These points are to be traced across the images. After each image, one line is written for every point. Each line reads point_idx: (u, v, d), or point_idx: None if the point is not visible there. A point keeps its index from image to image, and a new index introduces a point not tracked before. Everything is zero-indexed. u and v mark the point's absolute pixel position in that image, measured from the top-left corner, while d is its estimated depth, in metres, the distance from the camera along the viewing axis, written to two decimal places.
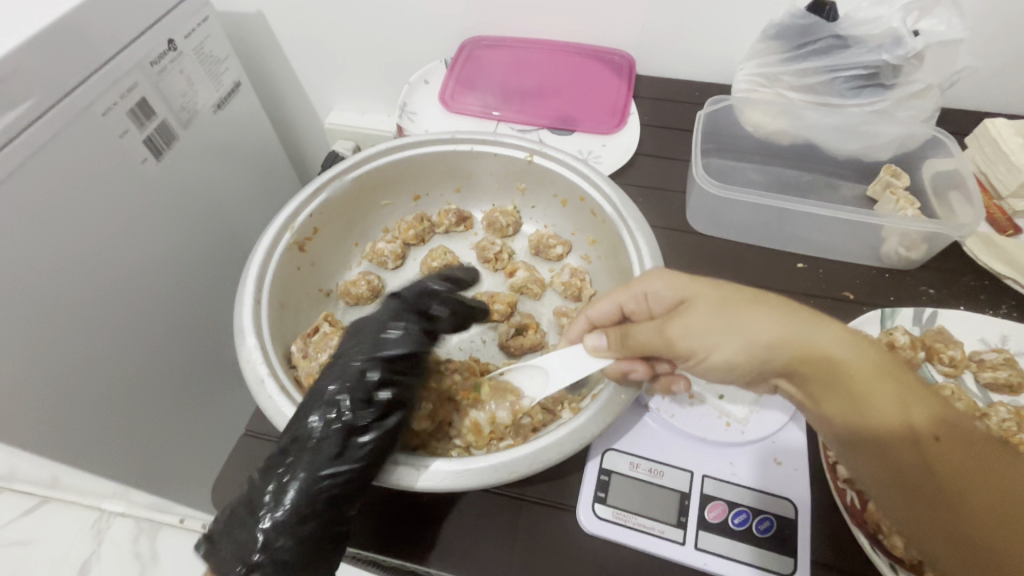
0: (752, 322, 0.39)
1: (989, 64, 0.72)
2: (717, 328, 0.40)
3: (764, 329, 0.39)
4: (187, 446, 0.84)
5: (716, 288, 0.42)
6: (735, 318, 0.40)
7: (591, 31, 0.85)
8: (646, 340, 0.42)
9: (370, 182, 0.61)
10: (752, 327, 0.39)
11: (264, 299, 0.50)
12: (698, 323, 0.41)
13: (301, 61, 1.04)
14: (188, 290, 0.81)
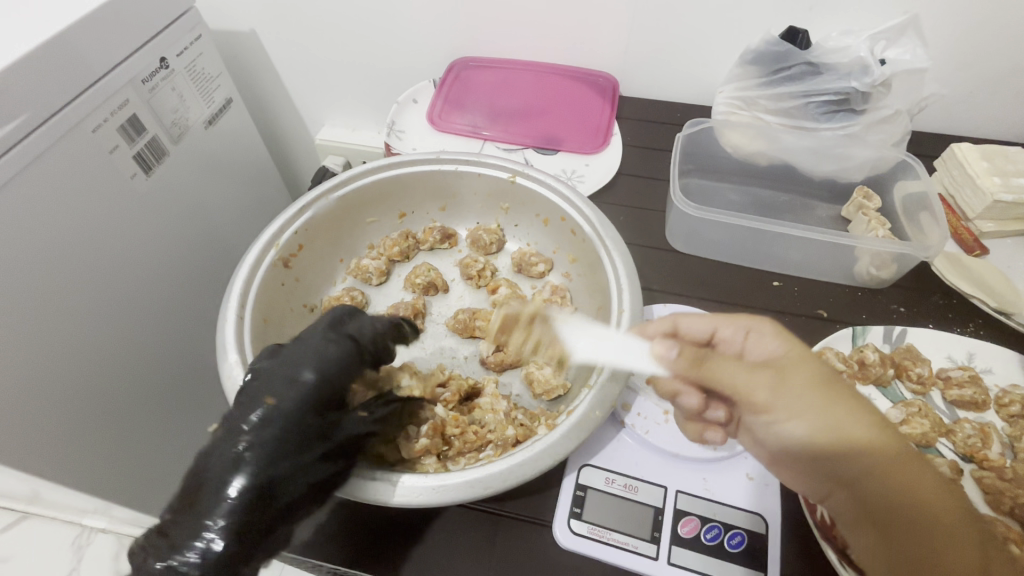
0: (853, 413, 0.40)
1: (955, 91, 0.75)
2: (803, 402, 0.40)
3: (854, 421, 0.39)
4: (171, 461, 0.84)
5: (814, 367, 0.42)
6: (839, 400, 0.40)
7: (577, 54, 0.87)
8: (721, 379, 0.41)
9: (357, 200, 0.62)
10: (842, 416, 0.40)
11: (248, 315, 0.51)
12: (798, 393, 0.40)
13: (293, 78, 1.06)
14: (174, 304, 0.82)
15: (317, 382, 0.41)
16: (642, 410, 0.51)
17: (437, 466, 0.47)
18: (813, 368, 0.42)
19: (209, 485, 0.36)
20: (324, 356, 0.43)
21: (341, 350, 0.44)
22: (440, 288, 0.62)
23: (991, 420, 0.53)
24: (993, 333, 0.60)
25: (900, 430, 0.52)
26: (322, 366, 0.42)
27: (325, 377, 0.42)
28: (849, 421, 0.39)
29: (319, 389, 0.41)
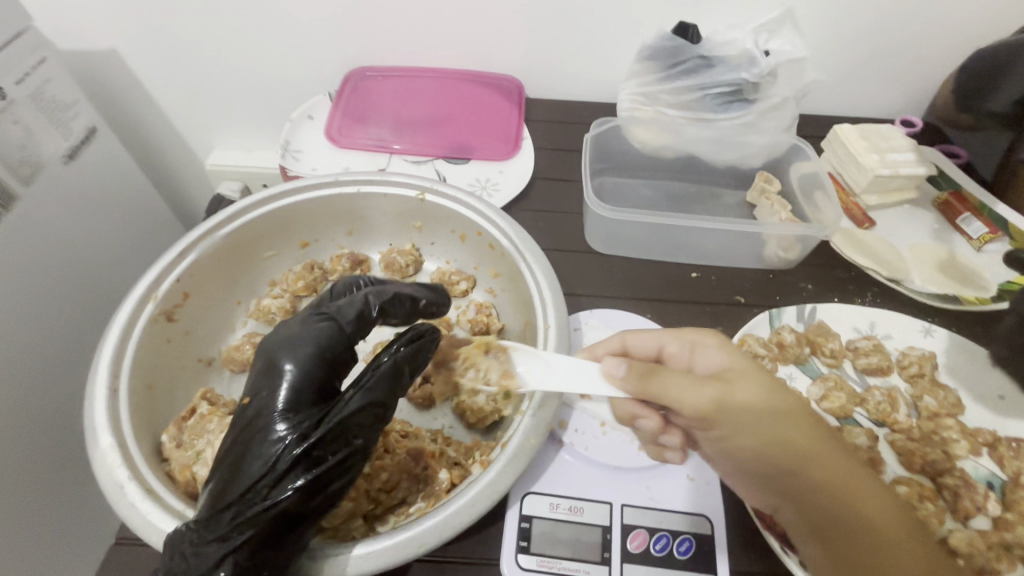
0: (794, 424, 0.41)
1: (832, 75, 0.80)
2: (759, 415, 0.41)
3: (799, 429, 0.41)
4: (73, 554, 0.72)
5: (768, 378, 0.43)
6: (767, 419, 0.41)
7: (477, 58, 0.85)
8: (665, 396, 0.42)
9: (249, 234, 0.56)
10: (796, 426, 0.41)
11: (124, 385, 0.43)
12: (726, 408, 0.41)
13: (170, 99, 0.95)
14: (59, 371, 0.69)
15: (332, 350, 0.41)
16: (578, 425, 0.50)
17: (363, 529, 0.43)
18: (760, 373, 0.44)
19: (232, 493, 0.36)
20: (297, 338, 0.40)
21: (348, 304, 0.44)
22: None
23: (896, 382, 0.57)
24: (888, 300, 0.64)
25: (820, 405, 0.54)
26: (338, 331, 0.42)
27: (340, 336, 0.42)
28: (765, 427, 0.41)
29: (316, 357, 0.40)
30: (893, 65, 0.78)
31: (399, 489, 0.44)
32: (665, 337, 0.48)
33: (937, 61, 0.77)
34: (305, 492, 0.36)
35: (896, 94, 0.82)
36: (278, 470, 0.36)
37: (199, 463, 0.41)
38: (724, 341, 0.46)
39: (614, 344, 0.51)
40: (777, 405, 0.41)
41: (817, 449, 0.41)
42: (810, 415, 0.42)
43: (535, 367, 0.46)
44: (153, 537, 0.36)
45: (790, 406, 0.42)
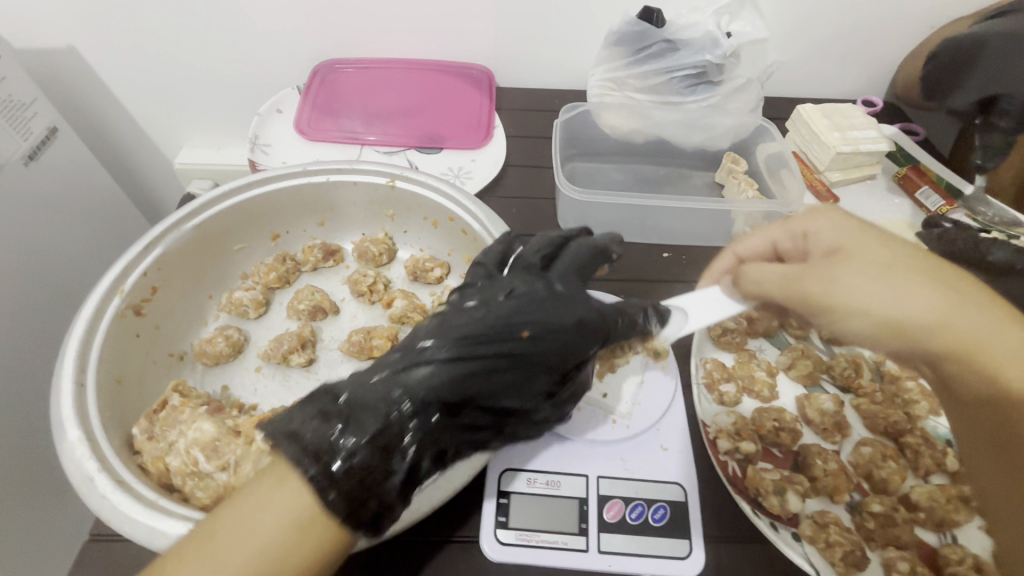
0: (907, 298, 0.37)
1: (793, 57, 0.82)
2: (894, 287, 0.37)
3: (918, 305, 0.36)
4: (54, 562, 0.70)
5: (920, 261, 0.39)
6: (893, 281, 0.37)
7: (445, 47, 0.85)
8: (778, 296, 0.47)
9: (217, 226, 0.55)
10: (908, 297, 0.37)
11: (91, 379, 0.42)
12: (862, 272, 0.38)
13: (134, 96, 0.93)
14: (26, 377, 0.67)
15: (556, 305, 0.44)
16: None
17: None
18: (898, 266, 0.38)
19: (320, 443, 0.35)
20: (456, 304, 0.44)
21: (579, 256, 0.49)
22: (329, 310, 0.57)
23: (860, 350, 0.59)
24: None
25: (789, 374, 0.56)
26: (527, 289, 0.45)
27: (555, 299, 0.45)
28: (906, 300, 0.37)
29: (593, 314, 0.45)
30: (852, 46, 0.80)
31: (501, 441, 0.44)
32: (774, 234, 0.47)
33: (893, 42, 0.80)
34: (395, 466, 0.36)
35: (856, 75, 0.84)
36: (394, 433, 0.37)
37: (172, 453, 0.41)
38: (831, 220, 0.42)
39: (726, 262, 0.51)
40: (884, 275, 0.38)
41: (965, 307, 0.36)
42: (910, 279, 0.37)
43: (675, 321, 0.50)
44: (126, 528, 0.36)
45: (940, 264, 0.39)
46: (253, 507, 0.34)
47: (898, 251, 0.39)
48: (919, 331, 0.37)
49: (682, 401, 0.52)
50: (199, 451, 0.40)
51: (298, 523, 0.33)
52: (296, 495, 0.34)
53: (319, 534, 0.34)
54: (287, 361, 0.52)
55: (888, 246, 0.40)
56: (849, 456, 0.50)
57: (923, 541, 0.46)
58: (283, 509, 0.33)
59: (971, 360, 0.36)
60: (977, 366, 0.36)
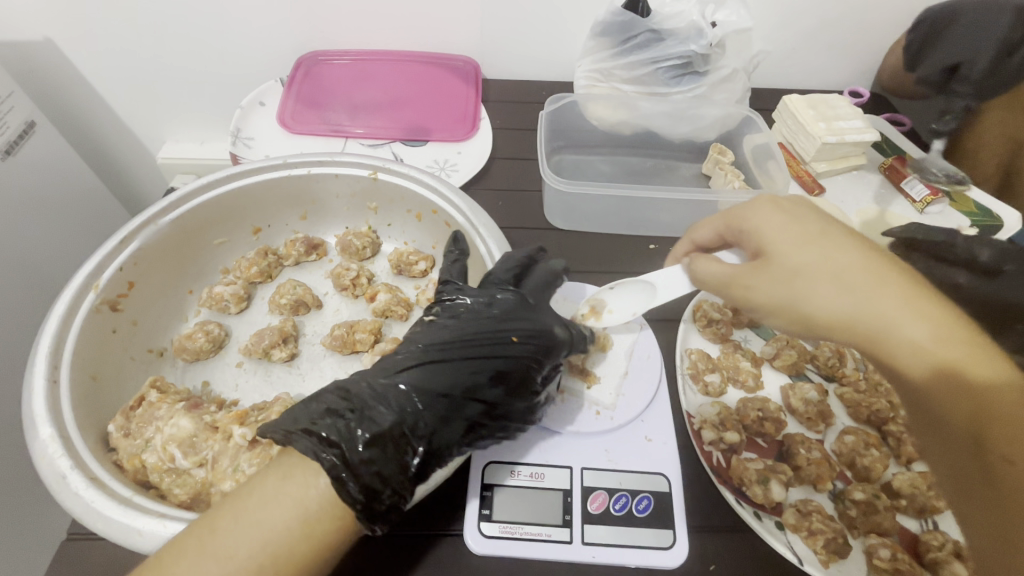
0: (821, 292, 0.39)
1: (780, 48, 0.82)
2: (810, 282, 0.39)
3: (830, 301, 0.38)
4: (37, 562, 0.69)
5: (847, 248, 0.40)
6: (803, 279, 0.39)
7: (431, 39, 0.84)
8: None
9: (196, 221, 0.55)
10: (816, 293, 0.39)
11: (65, 376, 0.42)
12: (774, 275, 0.41)
13: (114, 89, 0.91)
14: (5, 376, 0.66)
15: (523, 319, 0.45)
16: None
17: None
18: (810, 251, 0.40)
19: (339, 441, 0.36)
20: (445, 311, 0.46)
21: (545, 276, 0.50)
22: (311, 304, 0.56)
23: None
24: None
25: (773, 364, 0.56)
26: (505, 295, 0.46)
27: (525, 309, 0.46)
28: (814, 298, 0.39)
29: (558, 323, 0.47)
30: (839, 37, 0.80)
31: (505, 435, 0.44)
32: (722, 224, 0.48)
33: (879, 32, 0.79)
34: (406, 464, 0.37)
35: (842, 66, 0.84)
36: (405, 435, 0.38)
37: (149, 450, 0.40)
38: (767, 207, 0.44)
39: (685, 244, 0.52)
40: (792, 274, 0.40)
41: (875, 301, 0.37)
42: (824, 270, 0.39)
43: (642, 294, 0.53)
44: (98, 526, 0.35)
45: (867, 260, 0.39)
46: (260, 504, 0.35)
47: (823, 243, 0.40)
48: (842, 325, 0.38)
49: (666, 392, 0.52)
50: (176, 448, 0.40)
51: (304, 518, 0.34)
52: (306, 487, 0.35)
53: (327, 530, 0.35)
54: (269, 355, 0.51)
55: (813, 235, 0.41)
56: (833, 445, 0.51)
57: (905, 528, 0.46)
58: (290, 503, 0.35)
59: (893, 345, 0.37)
60: (901, 353, 0.36)
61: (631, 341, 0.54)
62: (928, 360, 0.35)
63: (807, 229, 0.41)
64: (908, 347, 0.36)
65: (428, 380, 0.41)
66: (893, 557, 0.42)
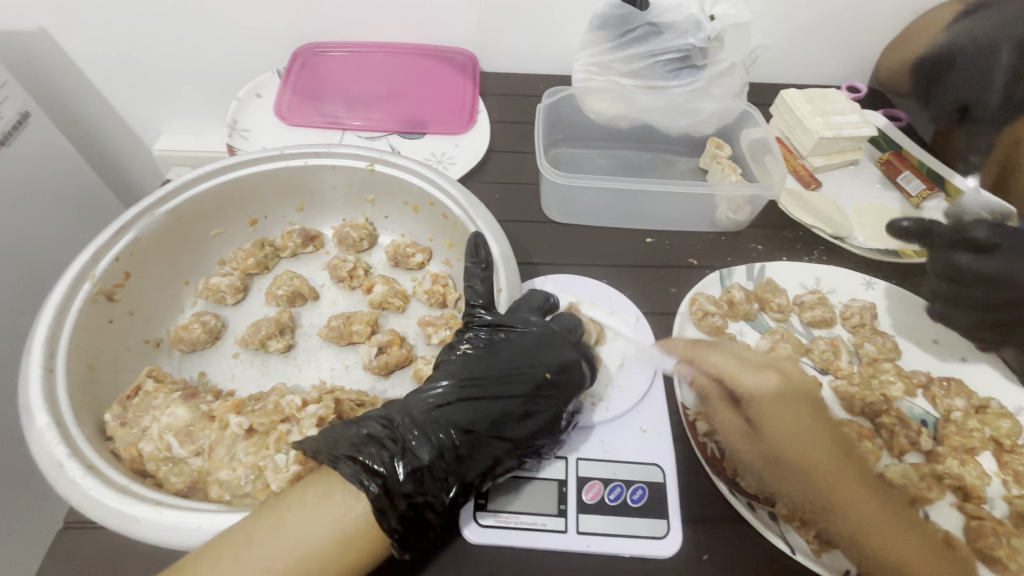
0: (790, 479, 0.42)
1: (778, 42, 0.81)
2: (785, 468, 0.42)
3: (794, 487, 0.42)
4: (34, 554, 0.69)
5: (823, 435, 0.42)
6: (783, 464, 0.42)
7: (429, 31, 0.83)
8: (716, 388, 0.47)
9: (192, 211, 0.54)
10: (787, 483, 0.42)
11: (61, 364, 0.42)
12: (760, 447, 0.43)
13: (109, 81, 0.90)
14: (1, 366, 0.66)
15: (536, 346, 0.46)
16: None
17: None
18: (791, 431, 0.41)
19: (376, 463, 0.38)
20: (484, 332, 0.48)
21: (544, 299, 0.51)
22: (308, 296, 0.56)
23: (839, 333, 0.59)
24: (833, 257, 0.67)
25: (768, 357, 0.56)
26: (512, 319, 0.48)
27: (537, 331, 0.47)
28: (784, 476, 0.42)
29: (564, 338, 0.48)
30: (836, 31, 0.80)
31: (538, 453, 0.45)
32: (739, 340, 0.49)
33: (877, 27, 0.79)
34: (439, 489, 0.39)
35: (840, 60, 0.84)
36: (443, 457, 0.40)
37: (145, 439, 0.40)
38: (761, 384, 0.43)
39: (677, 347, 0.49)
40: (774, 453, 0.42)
41: (841, 502, 0.40)
42: (801, 455, 0.41)
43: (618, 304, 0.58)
44: (96, 512, 0.35)
45: (836, 456, 0.41)
46: (298, 521, 0.35)
47: (805, 438, 0.41)
48: (806, 510, 0.42)
49: (662, 383, 0.52)
50: (173, 437, 0.40)
51: (341, 537, 0.35)
52: (343, 507, 0.36)
53: (359, 552, 0.36)
54: (265, 346, 0.52)
55: (799, 424, 0.42)
56: None
57: None
58: (333, 518, 0.36)
59: (849, 533, 0.40)
60: (855, 539, 0.40)
61: (628, 334, 0.54)
62: (879, 551, 0.39)
63: (788, 414, 0.42)
64: (869, 540, 0.40)
65: (466, 407, 0.43)
66: None
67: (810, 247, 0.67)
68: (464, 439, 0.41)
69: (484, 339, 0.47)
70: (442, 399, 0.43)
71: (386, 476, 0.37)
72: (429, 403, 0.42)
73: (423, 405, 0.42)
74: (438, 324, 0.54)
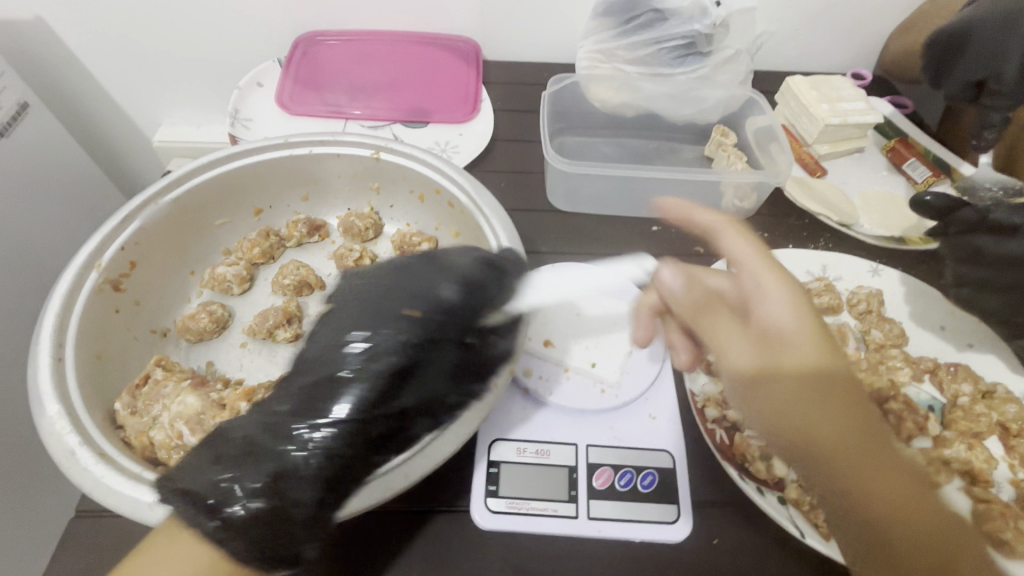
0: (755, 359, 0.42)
1: (784, 29, 0.81)
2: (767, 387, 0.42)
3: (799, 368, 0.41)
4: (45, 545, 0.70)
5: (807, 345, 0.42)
6: (776, 363, 0.41)
7: (431, 19, 0.83)
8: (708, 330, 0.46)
9: (196, 200, 0.54)
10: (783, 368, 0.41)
11: (70, 354, 0.41)
12: (752, 348, 0.43)
13: (107, 71, 0.90)
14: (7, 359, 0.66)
15: (431, 320, 0.42)
16: (543, 372, 0.50)
17: None
18: (800, 335, 0.42)
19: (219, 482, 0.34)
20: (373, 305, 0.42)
21: (468, 267, 0.44)
22: (314, 285, 0.56)
23: (846, 320, 0.60)
24: (839, 244, 0.66)
25: None
26: (410, 301, 0.42)
27: (433, 309, 0.42)
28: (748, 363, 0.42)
29: (465, 308, 0.43)
30: (842, 18, 0.80)
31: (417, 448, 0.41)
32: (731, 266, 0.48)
33: (883, 13, 0.79)
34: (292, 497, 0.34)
35: (845, 48, 0.84)
36: (296, 464, 0.35)
37: (156, 428, 0.40)
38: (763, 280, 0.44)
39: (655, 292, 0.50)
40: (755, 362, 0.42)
41: (828, 417, 0.40)
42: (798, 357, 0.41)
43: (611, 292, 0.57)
44: (110, 500, 0.35)
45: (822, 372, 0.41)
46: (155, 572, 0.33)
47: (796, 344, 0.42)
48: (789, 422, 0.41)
49: (671, 370, 0.52)
50: (184, 425, 0.40)
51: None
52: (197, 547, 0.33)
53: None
54: (273, 336, 0.51)
55: (803, 327, 0.42)
56: None
57: None
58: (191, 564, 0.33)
59: (826, 439, 0.40)
60: (829, 452, 0.40)
61: None
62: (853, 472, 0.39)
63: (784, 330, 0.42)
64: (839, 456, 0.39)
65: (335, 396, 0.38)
66: None
67: (817, 234, 0.67)
68: (328, 436, 0.36)
69: (358, 318, 0.42)
70: (306, 386, 0.38)
71: (228, 486, 0.34)
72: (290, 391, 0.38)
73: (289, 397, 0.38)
74: None
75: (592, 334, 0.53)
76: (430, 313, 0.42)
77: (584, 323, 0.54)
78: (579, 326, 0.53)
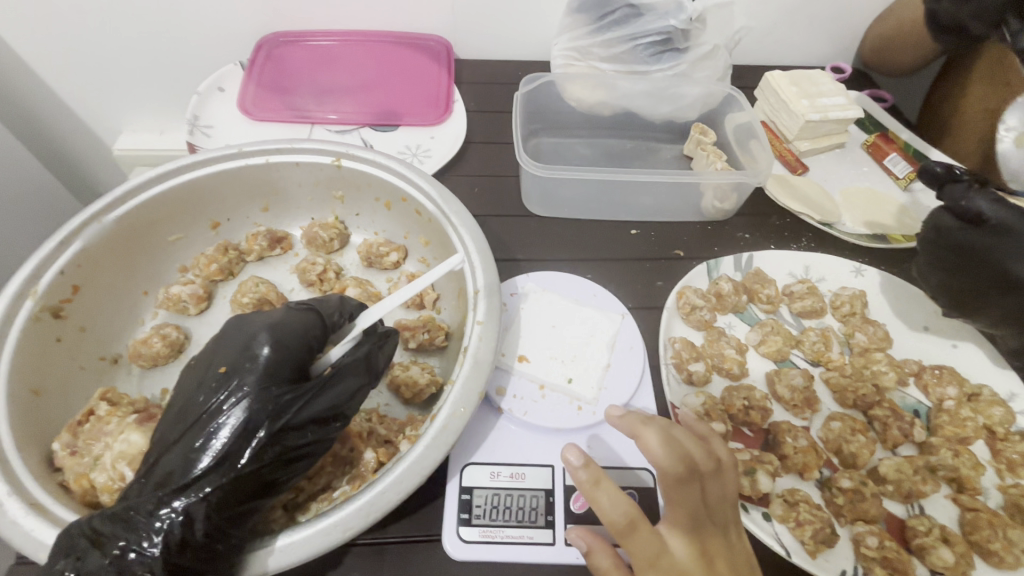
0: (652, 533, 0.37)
1: (763, 22, 0.79)
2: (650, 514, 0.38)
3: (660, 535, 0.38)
4: None
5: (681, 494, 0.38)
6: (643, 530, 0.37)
7: (400, 17, 0.79)
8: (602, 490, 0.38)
9: (143, 217, 0.51)
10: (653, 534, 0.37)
11: (0, 392, 0.38)
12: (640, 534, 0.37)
13: (59, 76, 0.85)
14: None
15: (228, 353, 0.38)
16: (517, 390, 0.48)
17: (284, 519, 0.38)
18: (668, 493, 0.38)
19: (122, 522, 0.32)
20: (276, 322, 0.39)
21: (304, 320, 0.40)
22: (276, 303, 0.53)
23: (830, 323, 0.58)
24: (822, 244, 0.65)
25: (759, 351, 0.55)
26: (232, 345, 0.38)
27: (243, 363, 0.36)
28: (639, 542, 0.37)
29: (286, 364, 0.37)
30: (822, 10, 0.78)
31: (322, 474, 0.40)
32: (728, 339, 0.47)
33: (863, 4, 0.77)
34: (197, 529, 0.32)
35: (824, 41, 0.82)
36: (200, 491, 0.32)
37: (97, 469, 0.37)
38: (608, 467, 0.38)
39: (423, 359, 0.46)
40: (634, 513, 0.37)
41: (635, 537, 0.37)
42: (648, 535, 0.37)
43: (592, 299, 0.55)
44: (40, 556, 0.32)
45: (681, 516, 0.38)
46: None
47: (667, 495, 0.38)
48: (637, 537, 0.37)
49: (650, 382, 0.50)
50: (128, 466, 0.37)
51: None
52: None
53: None
54: None
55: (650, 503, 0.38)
56: (820, 432, 0.50)
57: (891, 513, 0.46)
58: None
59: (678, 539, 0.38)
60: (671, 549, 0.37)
61: (613, 331, 0.52)
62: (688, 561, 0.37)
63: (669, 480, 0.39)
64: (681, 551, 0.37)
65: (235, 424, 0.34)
66: (881, 545, 0.42)
67: (799, 234, 0.66)
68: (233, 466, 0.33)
69: (253, 335, 0.38)
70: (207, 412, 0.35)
71: (138, 524, 0.32)
72: (196, 418, 0.35)
73: (196, 421, 0.35)
74: (414, 328, 0.51)
75: (567, 347, 0.51)
76: (237, 371, 0.36)
77: (559, 336, 0.51)
78: (554, 339, 0.51)
